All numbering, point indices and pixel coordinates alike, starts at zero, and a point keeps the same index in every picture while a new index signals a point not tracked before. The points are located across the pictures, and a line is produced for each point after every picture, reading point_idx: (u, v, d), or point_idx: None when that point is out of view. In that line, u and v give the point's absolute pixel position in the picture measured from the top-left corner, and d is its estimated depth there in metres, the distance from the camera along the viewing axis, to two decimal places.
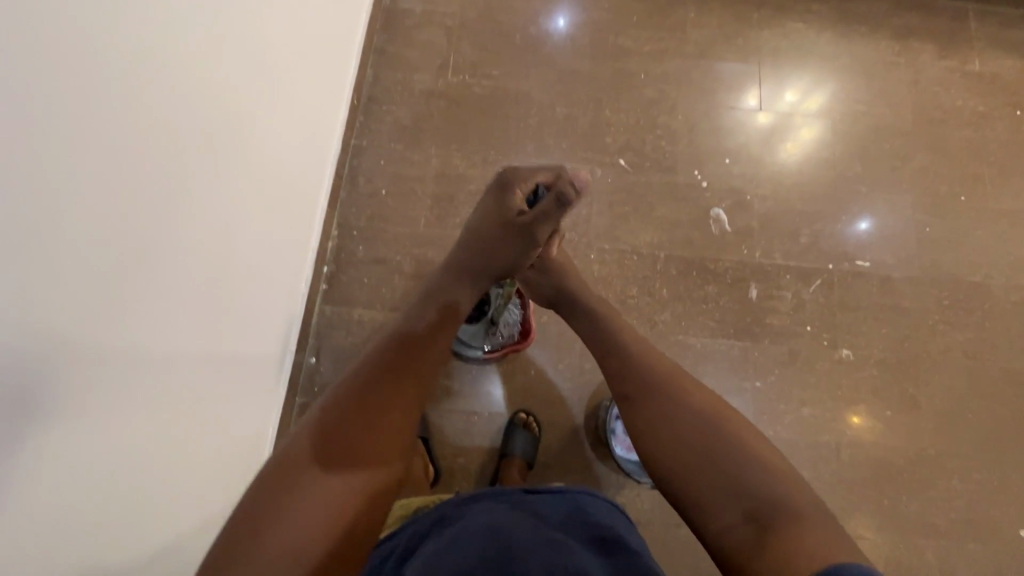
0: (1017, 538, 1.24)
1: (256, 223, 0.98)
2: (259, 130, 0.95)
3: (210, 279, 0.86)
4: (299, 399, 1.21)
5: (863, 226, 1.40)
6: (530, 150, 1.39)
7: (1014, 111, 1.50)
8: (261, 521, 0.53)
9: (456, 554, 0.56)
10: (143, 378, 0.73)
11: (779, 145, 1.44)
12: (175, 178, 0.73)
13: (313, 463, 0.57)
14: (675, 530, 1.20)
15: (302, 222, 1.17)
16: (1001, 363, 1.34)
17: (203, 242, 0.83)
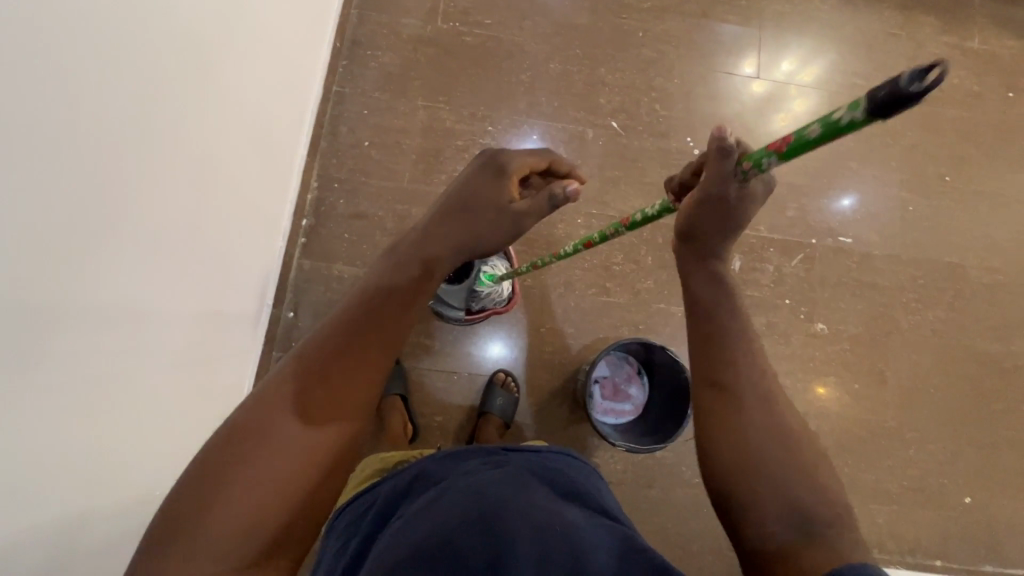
0: (962, 505, 1.32)
1: (235, 181, 0.95)
2: (236, 74, 0.89)
3: (188, 237, 0.84)
4: (276, 354, 1.20)
5: (848, 202, 1.41)
6: (521, 107, 1.34)
7: (1007, 93, 1.50)
8: (213, 485, 0.47)
9: (444, 513, 0.55)
10: (125, 341, 0.73)
11: (774, 115, 1.41)
12: (154, 136, 0.70)
13: (270, 426, 0.49)
14: (644, 489, 1.25)
15: (283, 176, 1.13)
16: (966, 342, 1.39)
17: (178, 194, 0.79)
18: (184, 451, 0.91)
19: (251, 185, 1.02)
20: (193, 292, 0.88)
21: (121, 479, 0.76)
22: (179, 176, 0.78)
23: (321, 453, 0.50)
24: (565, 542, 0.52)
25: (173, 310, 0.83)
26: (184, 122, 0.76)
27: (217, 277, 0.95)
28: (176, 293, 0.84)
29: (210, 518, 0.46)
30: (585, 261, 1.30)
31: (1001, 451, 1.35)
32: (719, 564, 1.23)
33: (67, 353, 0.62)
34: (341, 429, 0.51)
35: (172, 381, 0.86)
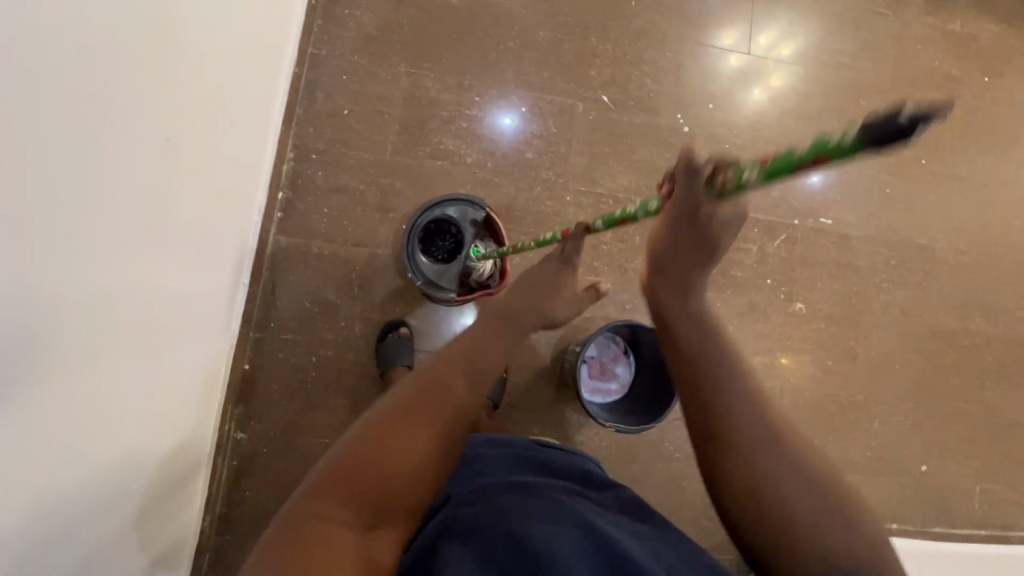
0: (919, 473, 1.41)
1: (207, 151, 0.88)
2: (210, 43, 0.82)
3: (152, 212, 0.77)
4: (253, 334, 1.14)
5: (816, 179, 1.41)
6: (509, 77, 1.28)
7: (982, 77, 1.52)
8: (346, 478, 0.56)
9: (499, 512, 0.61)
10: (80, 324, 0.66)
11: (745, 91, 1.40)
12: (111, 98, 0.63)
13: (390, 437, 0.59)
14: (628, 465, 1.28)
15: (257, 145, 1.06)
16: (930, 321, 1.46)
17: (149, 177, 0.74)
18: (146, 439, 0.85)
19: (224, 155, 0.94)
20: (159, 271, 0.82)
21: (98, 473, 0.74)
22: (142, 145, 0.71)
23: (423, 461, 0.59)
24: (606, 540, 0.57)
25: (136, 290, 0.77)
26: (147, 84, 0.69)
27: (192, 260, 0.91)
28: (140, 272, 0.77)
29: (333, 503, 0.55)
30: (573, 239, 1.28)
31: (956, 422, 1.44)
32: (697, 533, 1.28)
33: (43, 350, 0.60)
34: (440, 441, 0.61)
35: (139, 366, 0.81)
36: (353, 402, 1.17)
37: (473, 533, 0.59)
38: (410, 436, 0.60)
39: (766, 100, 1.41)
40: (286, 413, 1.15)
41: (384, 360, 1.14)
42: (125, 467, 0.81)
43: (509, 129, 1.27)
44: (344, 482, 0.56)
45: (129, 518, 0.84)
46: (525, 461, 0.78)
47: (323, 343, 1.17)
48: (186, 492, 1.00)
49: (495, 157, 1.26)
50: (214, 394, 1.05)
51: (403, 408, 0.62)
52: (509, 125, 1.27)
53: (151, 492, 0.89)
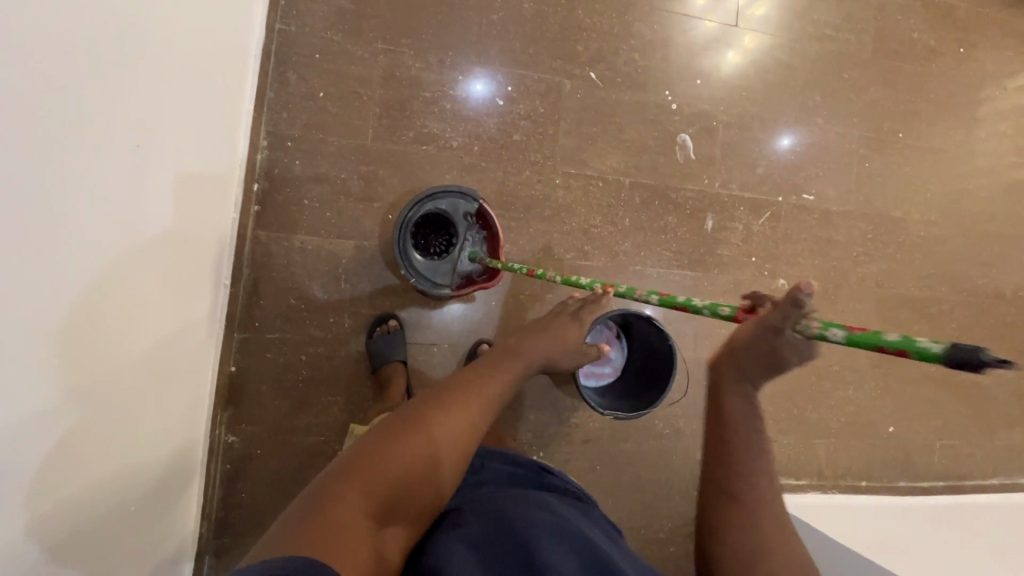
0: (888, 434, 1.50)
1: (178, 144, 0.82)
2: (167, 33, 0.75)
3: (122, 216, 0.71)
4: (237, 335, 1.10)
5: (785, 142, 1.42)
6: (494, 53, 1.22)
7: (958, 48, 1.54)
8: (352, 476, 0.56)
9: (497, 515, 0.61)
10: (55, 344, 0.61)
11: (717, 52, 1.36)
12: (70, 98, 0.57)
13: (397, 439, 0.60)
14: (621, 444, 1.33)
15: (230, 137, 0.99)
16: (902, 291, 1.52)
17: (116, 187, 0.68)
18: (135, 453, 0.82)
19: (196, 148, 0.87)
20: (135, 277, 0.76)
21: (87, 500, 0.71)
22: (105, 145, 0.64)
23: (439, 463, 0.61)
24: (598, 556, 0.58)
25: (112, 300, 0.71)
26: (104, 77, 0.62)
27: (169, 267, 0.85)
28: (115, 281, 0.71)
29: (341, 499, 0.54)
30: (563, 225, 1.26)
31: (922, 386, 1.53)
32: (685, 502, 1.36)
33: (18, 387, 0.56)
34: (455, 447, 0.63)
35: (122, 378, 0.76)
36: (347, 399, 1.15)
37: (479, 536, 0.58)
38: (430, 437, 0.62)
39: (739, 64, 1.38)
40: (278, 414, 1.12)
41: (380, 351, 1.11)
42: (115, 484, 0.77)
43: (480, 94, 1.21)
44: (364, 471, 0.57)
45: (125, 534, 0.80)
46: (525, 478, 0.79)
47: (312, 341, 1.13)
48: (180, 501, 0.97)
49: (481, 140, 1.21)
50: (202, 401, 1.01)
51: (424, 412, 0.64)
52: (481, 91, 1.21)
53: (146, 505, 0.86)
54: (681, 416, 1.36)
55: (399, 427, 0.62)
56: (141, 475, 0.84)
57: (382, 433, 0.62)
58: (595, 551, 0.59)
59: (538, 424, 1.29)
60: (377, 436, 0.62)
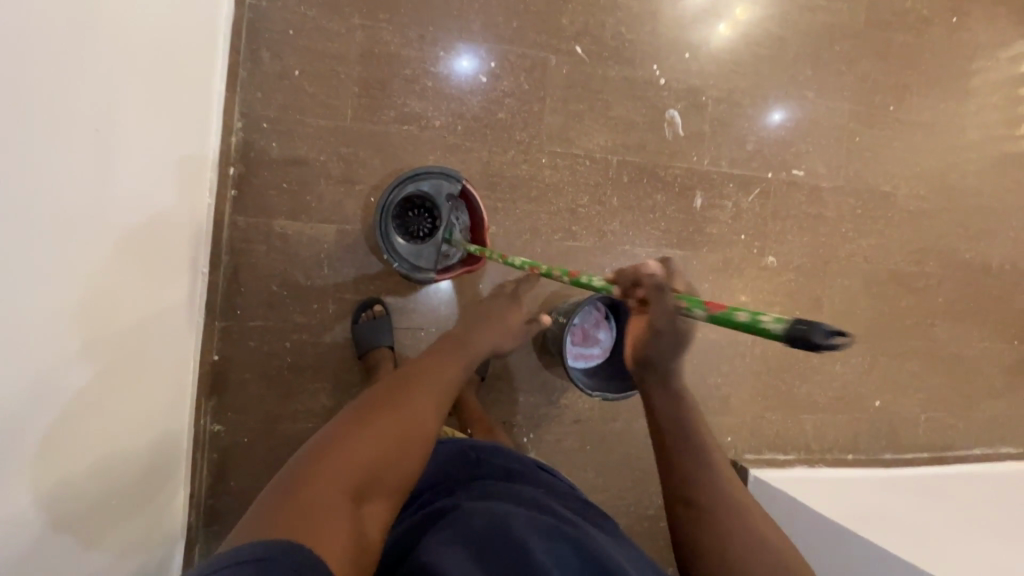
0: (874, 408, 1.52)
1: (144, 127, 0.77)
2: (128, 5, 0.70)
3: (89, 206, 0.67)
4: (219, 323, 1.08)
5: (776, 117, 1.39)
6: (476, 27, 1.17)
7: (951, 18, 1.51)
8: (328, 453, 0.56)
9: (489, 512, 0.60)
10: (23, 343, 0.58)
11: (707, 25, 1.32)
12: (23, 79, 0.53)
13: (370, 416, 0.61)
14: (610, 424, 1.33)
15: (202, 120, 0.95)
16: (890, 266, 1.52)
17: (84, 173, 0.65)
18: (116, 448, 0.79)
19: (165, 131, 0.83)
20: (106, 267, 0.73)
21: (70, 496, 0.69)
22: (63, 131, 0.60)
23: (416, 441, 0.61)
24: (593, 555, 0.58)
25: (83, 293, 0.68)
26: (58, 53, 0.58)
27: (144, 254, 0.82)
28: (84, 273, 0.68)
29: (319, 477, 0.53)
30: (550, 205, 1.24)
31: (908, 360, 1.55)
32: None
33: None
34: (430, 425, 0.63)
35: (100, 373, 0.73)
36: (335, 385, 1.14)
37: (467, 528, 0.58)
38: (405, 416, 0.62)
39: (730, 37, 1.34)
40: (264, 402, 1.11)
41: (366, 336, 1.10)
42: (96, 480, 0.75)
43: (465, 70, 1.17)
44: (339, 450, 0.56)
45: (112, 531, 0.79)
46: (521, 471, 0.78)
47: (297, 328, 1.11)
48: (168, 493, 0.96)
49: (464, 118, 1.17)
50: (185, 390, 0.99)
51: (398, 393, 0.64)
52: (466, 68, 1.17)
53: (132, 500, 0.84)
54: None
55: (371, 405, 0.62)
56: (125, 467, 0.82)
57: (356, 413, 0.61)
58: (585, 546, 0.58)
59: (528, 406, 1.29)
60: (351, 416, 0.61)
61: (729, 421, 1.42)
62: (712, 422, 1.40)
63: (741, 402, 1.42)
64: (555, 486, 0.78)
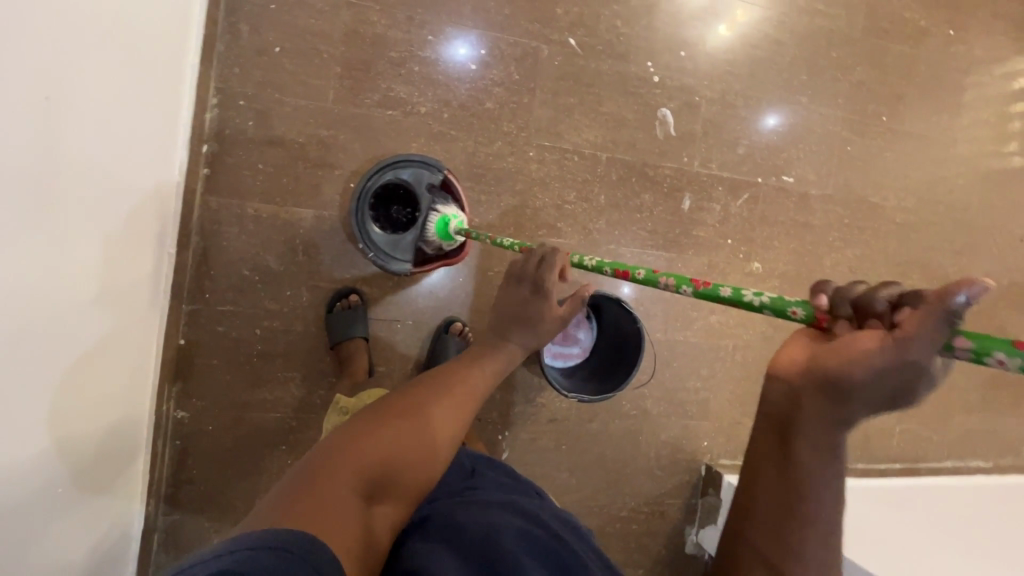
0: None
1: (100, 94, 0.71)
2: None
3: (37, 178, 0.61)
4: (186, 306, 1.04)
5: (771, 122, 1.38)
6: (467, 12, 1.13)
7: (948, 30, 1.50)
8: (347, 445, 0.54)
9: (483, 522, 0.59)
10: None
11: (704, 23, 1.30)
12: None
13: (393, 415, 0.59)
14: (586, 424, 1.32)
15: (169, 92, 0.90)
16: (875, 277, 1.51)
17: (43, 138, 0.61)
18: (64, 437, 0.74)
19: (125, 100, 0.78)
20: (54, 245, 0.67)
21: (19, 477, 0.66)
22: (7, 93, 0.54)
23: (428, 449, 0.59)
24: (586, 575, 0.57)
25: (30, 271, 0.63)
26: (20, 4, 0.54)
27: (105, 227, 0.78)
28: (31, 252, 0.63)
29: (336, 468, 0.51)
30: (536, 200, 1.21)
31: None
32: (648, 482, 1.37)
33: None
34: (445, 435, 0.61)
35: (52, 349, 0.69)
36: (305, 375, 1.11)
37: (460, 538, 0.56)
38: (421, 424, 0.60)
39: (731, 38, 1.32)
40: (231, 389, 1.07)
41: (341, 326, 1.07)
42: (42, 471, 0.70)
43: (466, 58, 1.14)
44: (356, 445, 0.54)
45: (58, 523, 0.74)
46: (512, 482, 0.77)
47: (268, 315, 1.08)
48: (124, 480, 0.92)
49: (451, 106, 1.14)
50: (147, 374, 0.95)
51: (415, 401, 0.62)
52: (463, 55, 1.14)
53: (82, 487, 0.80)
54: (648, 398, 1.36)
55: (391, 408, 0.60)
56: (80, 450, 0.79)
57: (371, 415, 0.59)
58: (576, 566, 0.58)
59: (504, 404, 1.27)
60: (367, 417, 0.59)
61: (707, 425, 1.41)
62: (689, 426, 1.39)
63: (719, 407, 1.41)
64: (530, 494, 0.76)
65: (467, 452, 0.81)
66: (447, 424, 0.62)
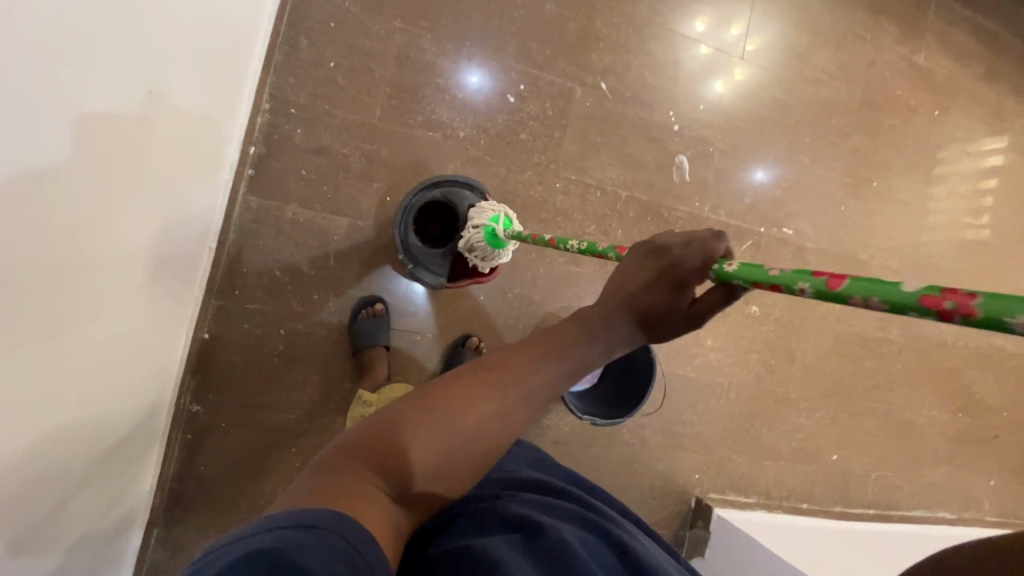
0: (831, 462, 1.60)
1: (163, 94, 0.73)
2: None
3: (98, 173, 0.62)
4: (214, 301, 1.05)
5: (757, 175, 1.47)
6: (510, 50, 1.21)
7: (934, 110, 1.66)
8: (379, 439, 0.48)
9: (533, 507, 0.62)
10: (5, 320, 0.52)
11: (714, 79, 1.40)
12: (103, 37, 0.56)
13: (431, 405, 0.50)
14: (586, 449, 1.35)
15: (224, 94, 0.92)
16: (860, 329, 1.61)
17: (129, 134, 0.67)
18: (98, 418, 0.76)
19: (185, 102, 0.80)
20: (102, 238, 0.67)
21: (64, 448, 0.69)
22: (112, 94, 0.60)
23: (453, 456, 0.49)
24: (634, 558, 0.59)
25: (78, 263, 0.63)
26: (132, 17, 0.61)
27: (164, 220, 0.82)
28: (83, 241, 0.63)
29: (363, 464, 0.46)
30: (558, 229, 1.27)
31: (868, 419, 1.64)
32: (641, 510, 1.41)
33: (23, 321, 0.55)
34: (492, 434, 0.51)
35: (105, 330, 0.73)
36: (323, 379, 1.12)
37: (512, 519, 0.59)
38: (446, 427, 0.49)
39: (728, 92, 1.41)
40: (248, 387, 1.08)
41: (365, 333, 1.09)
42: (71, 451, 0.71)
43: (475, 86, 1.19)
44: (387, 440, 0.48)
45: (73, 509, 0.74)
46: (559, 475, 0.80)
47: (294, 316, 1.10)
48: (133, 472, 0.91)
49: (488, 133, 1.20)
50: (174, 363, 0.97)
51: (445, 397, 0.50)
52: (473, 83, 1.19)
53: (91, 483, 0.78)
54: (647, 428, 1.41)
55: (432, 395, 0.51)
56: (111, 431, 0.81)
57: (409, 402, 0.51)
58: (625, 550, 0.60)
59: None
60: (389, 413, 0.50)
61: (699, 458, 1.46)
62: (683, 458, 1.44)
63: (712, 441, 1.47)
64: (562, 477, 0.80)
65: (518, 449, 0.84)
66: (496, 423, 0.51)
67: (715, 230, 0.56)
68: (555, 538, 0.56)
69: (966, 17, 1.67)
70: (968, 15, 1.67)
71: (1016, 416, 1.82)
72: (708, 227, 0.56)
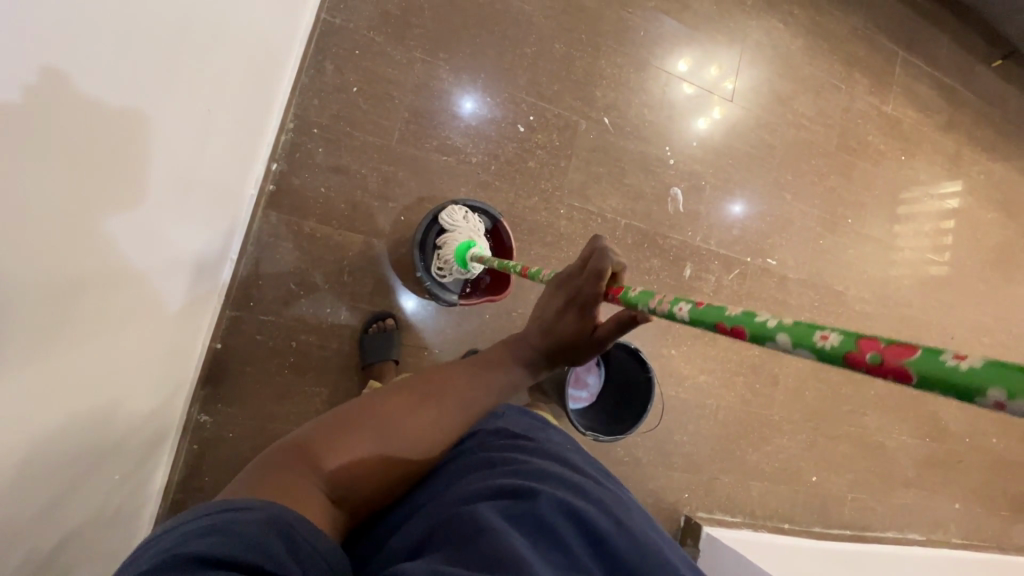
0: (811, 483, 1.67)
1: (180, 108, 0.70)
2: (239, 12, 0.79)
3: (41, 195, 0.49)
4: (229, 312, 1.07)
5: (737, 209, 1.55)
6: (521, 82, 1.29)
7: (900, 155, 1.80)
8: (315, 443, 0.53)
9: (519, 475, 0.56)
10: (56, 323, 0.55)
11: (700, 117, 1.50)
12: (152, 61, 0.61)
13: (362, 415, 0.57)
14: None
15: (240, 100, 0.88)
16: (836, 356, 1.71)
17: (170, 151, 0.71)
18: (123, 422, 0.78)
19: (153, 107, 0.64)
20: (44, 284, 0.52)
21: (96, 451, 0.71)
22: (156, 112, 0.65)
23: (392, 456, 0.57)
24: (632, 533, 0.53)
25: (28, 307, 0.50)
26: (181, 43, 0.65)
27: (196, 232, 0.86)
28: (126, 248, 0.67)
29: (304, 462, 0.51)
30: (562, 253, 1.33)
31: (843, 442, 1.72)
32: None
33: (70, 324, 0.58)
34: (416, 440, 0.59)
35: (135, 339, 0.76)
36: (331, 392, 1.14)
37: (493, 489, 0.54)
38: (388, 428, 0.58)
39: (709, 129, 1.51)
40: (257, 397, 1.09)
41: (376, 347, 1.12)
42: (101, 455, 0.73)
43: (471, 111, 1.24)
44: (322, 443, 0.54)
45: (98, 515, 0.75)
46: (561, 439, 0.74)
47: (305, 328, 1.12)
48: (149, 480, 0.92)
49: (498, 159, 1.27)
50: (191, 373, 0.99)
51: (374, 411, 0.58)
52: (471, 108, 1.24)
53: (108, 488, 0.78)
54: (640, 447, 1.46)
55: (361, 409, 0.58)
56: (133, 437, 0.82)
57: (342, 414, 0.58)
58: (622, 523, 0.54)
59: None
60: (328, 421, 0.57)
61: (689, 478, 1.51)
62: (673, 476, 1.49)
63: (700, 460, 1.52)
64: (568, 444, 0.73)
65: (509, 407, 0.78)
66: (419, 432, 0.60)
67: (600, 245, 0.64)
68: (539, 510, 0.50)
69: (928, 73, 1.83)
70: (930, 71, 1.84)
71: (978, 442, 1.93)
72: (594, 244, 0.64)
